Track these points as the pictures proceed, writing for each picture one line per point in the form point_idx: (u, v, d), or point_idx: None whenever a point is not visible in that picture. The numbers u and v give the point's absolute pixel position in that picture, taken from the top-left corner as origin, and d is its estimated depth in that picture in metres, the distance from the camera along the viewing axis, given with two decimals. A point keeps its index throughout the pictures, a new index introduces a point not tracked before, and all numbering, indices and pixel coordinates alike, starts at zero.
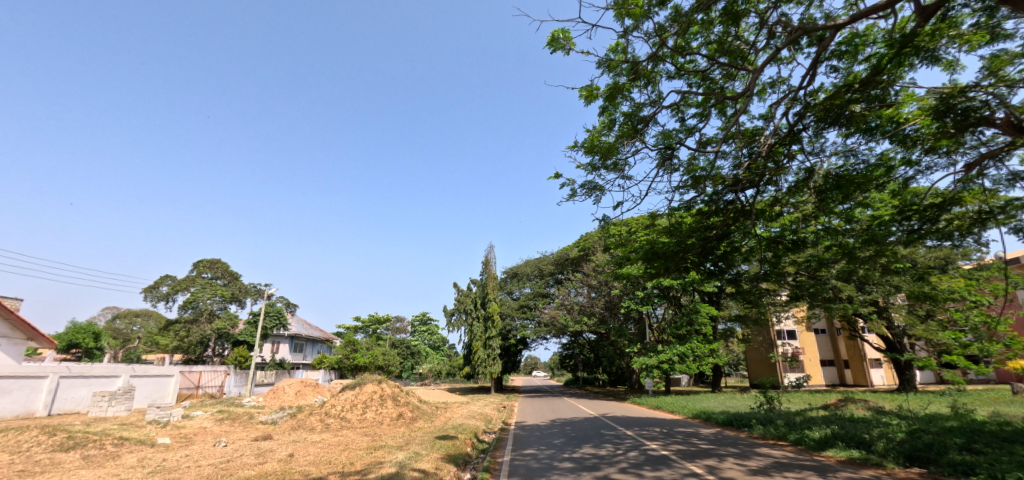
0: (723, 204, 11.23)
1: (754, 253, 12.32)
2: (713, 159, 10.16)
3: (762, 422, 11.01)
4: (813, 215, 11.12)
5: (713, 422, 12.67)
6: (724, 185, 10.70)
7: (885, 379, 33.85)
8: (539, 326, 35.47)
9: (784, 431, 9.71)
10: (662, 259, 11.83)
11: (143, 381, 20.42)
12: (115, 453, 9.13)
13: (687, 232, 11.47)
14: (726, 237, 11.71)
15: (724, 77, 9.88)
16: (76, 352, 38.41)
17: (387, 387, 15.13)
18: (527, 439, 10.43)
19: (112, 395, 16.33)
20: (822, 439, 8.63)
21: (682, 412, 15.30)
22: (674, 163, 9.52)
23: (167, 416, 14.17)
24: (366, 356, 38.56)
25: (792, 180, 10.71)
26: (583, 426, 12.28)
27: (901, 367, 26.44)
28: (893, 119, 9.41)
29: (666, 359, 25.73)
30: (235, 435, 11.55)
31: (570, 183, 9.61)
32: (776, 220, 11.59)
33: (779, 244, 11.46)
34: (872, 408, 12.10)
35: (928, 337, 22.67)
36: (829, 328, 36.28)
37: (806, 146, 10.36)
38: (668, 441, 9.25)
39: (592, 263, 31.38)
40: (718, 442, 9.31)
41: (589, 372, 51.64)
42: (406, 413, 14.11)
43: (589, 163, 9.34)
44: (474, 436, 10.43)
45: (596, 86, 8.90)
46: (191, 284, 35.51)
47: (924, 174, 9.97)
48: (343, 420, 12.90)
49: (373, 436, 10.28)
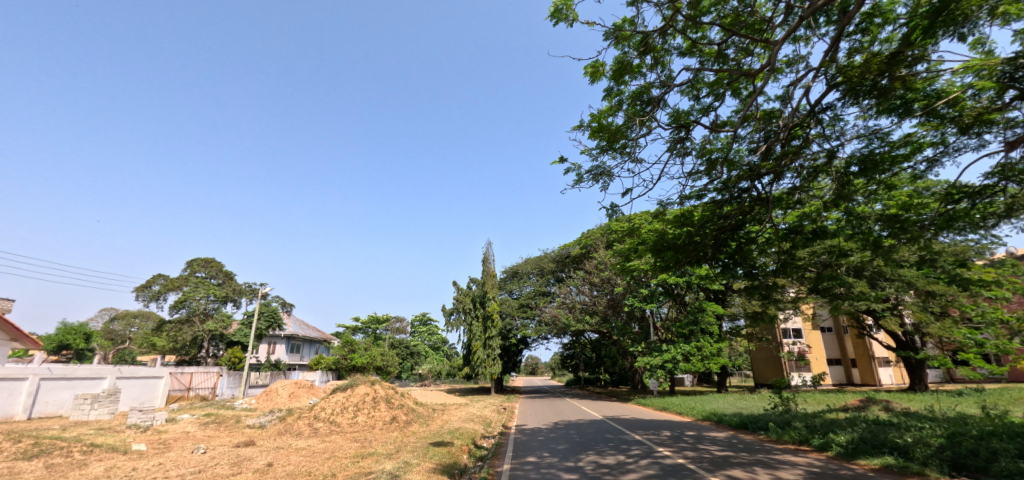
0: (737, 192, 10.53)
1: (771, 244, 11.60)
2: (728, 144, 9.53)
3: (779, 425, 10.27)
4: (836, 204, 10.40)
5: (725, 425, 11.92)
6: (739, 172, 10.03)
7: (893, 378, 33.10)
8: (540, 325, 34.79)
9: (807, 435, 8.95)
10: (673, 250, 11.17)
11: (131, 383, 19.73)
12: (82, 462, 8.43)
13: (697, 222, 10.92)
14: (740, 228, 11.05)
15: (740, 54, 9.21)
16: (68, 353, 37.75)
17: (380, 389, 14.41)
18: (528, 445, 9.69)
19: (95, 397, 15.73)
20: (851, 445, 7.90)
21: (691, 414, 14.53)
22: (687, 147, 8.85)
23: (150, 420, 13.47)
24: (364, 357, 37.90)
25: (809, 165, 10.06)
26: (586, 430, 11.52)
27: (912, 366, 25.76)
28: (923, 97, 8.70)
29: (671, 358, 25.10)
30: (218, 440, 10.85)
31: (576, 169, 8.92)
32: (793, 209, 10.94)
33: (797, 234, 10.89)
34: (897, 409, 11.35)
35: (945, 336, 21.60)
36: (835, 327, 35.48)
37: (826, 129, 9.71)
38: (680, 446, 8.54)
39: (595, 260, 30.52)
40: (734, 446, 8.63)
41: (591, 372, 50.90)
42: (400, 416, 13.40)
43: (596, 146, 8.62)
44: (472, 442, 9.69)
45: (602, 64, 8.23)
46: (183, 284, 34.78)
47: (951, 157, 9.26)
48: (333, 424, 12.21)
49: (363, 442, 9.60)
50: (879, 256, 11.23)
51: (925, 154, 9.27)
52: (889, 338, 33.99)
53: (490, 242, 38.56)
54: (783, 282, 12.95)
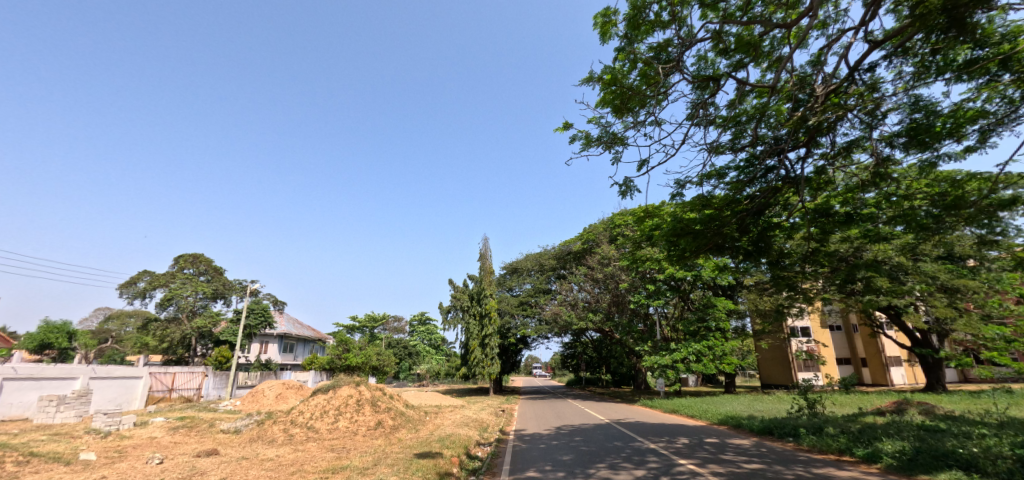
0: (762, 172, 9.38)
1: (798, 230, 10.34)
2: (752, 111, 8.39)
3: (811, 432, 9.11)
4: (875, 181, 9.01)
5: (746, 430, 10.74)
6: (764, 146, 8.91)
7: (906, 378, 32.03)
8: (540, 323, 33.31)
9: (849, 444, 7.82)
10: (691, 237, 9.94)
11: (106, 384, 18.60)
12: (12, 474, 7.30)
13: (719, 204, 9.74)
14: (765, 212, 9.79)
15: (771, 9, 8.02)
16: (51, 353, 36.66)
17: (366, 390, 13.31)
18: (528, 456, 8.51)
19: (61, 399, 14.61)
20: (905, 457, 6.80)
21: (706, 417, 13.40)
22: (710, 113, 7.73)
23: (116, 424, 12.28)
24: (359, 357, 36.72)
25: (843, 139, 8.91)
26: (593, 436, 10.38)
27: (929, 366, 24.57)
28: (985, 56, 7.49)
29: (681, 358, 23.99)
30: (180, 449, 9.72)
31: (582, 134, 7.79)
32: (823, 189, 9.78)
33: (828, 217, 9.64)
34: (940, 413, 10.17)
35: (969, 333, 20.32)
36: (845, 325, 34.28)
37: (864, 97, 8.56)
38: (704, 456, 7.36)
39: (597, 256, 29.13)
40: (767, 455, 7.55)
41: (593, 372, 49.98)
42: (387, 421, 12.25)
43: (607, 109, 7.51)
44: (463, 452, 8.52)
45: (613, 15, 7.15)
46: (170, 281, 33.61)
47: (1008, 128, 7.96)
48: (311, 430, 11.09)
49: (340, 452, 8.46)
50: (919, 242, 9.95)
51: (981, 124, 8.02)
52: (900, 336, 32.88)
53: (487, 238, 37.38)
54: (809, 272, 11.75)
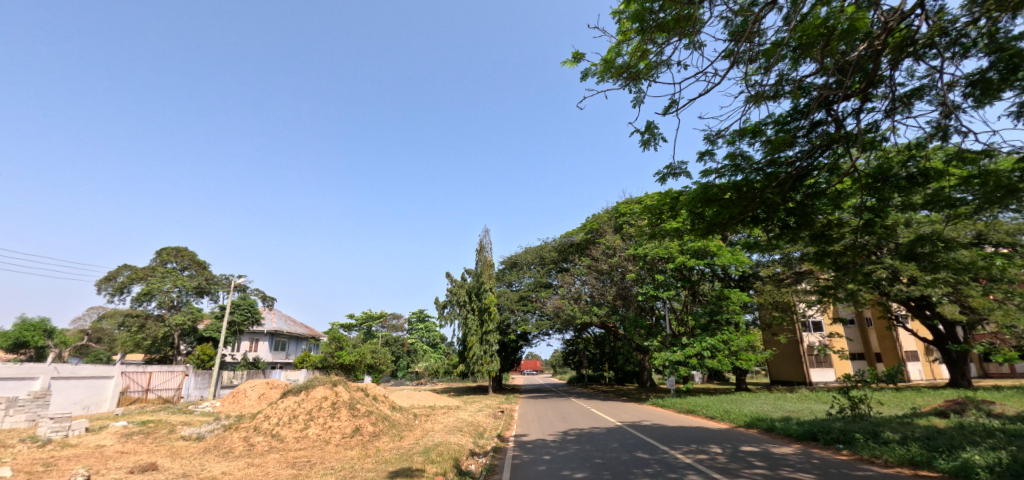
0: (807, 128, 7.83)
1: (846, 200, 8.73)
2: (796, 49, 6.91)
3: (869, 438, 7.63)
4: (943, 137, 7.46)
5: (783, 435, 9.32)
6: (814, 94, 7.37)
7: (922, 373, 30.79)
8: (541, 319, 31.95)
9: (924, 454, 6.41)
10: (721, 206, 8.35)
11: (71, 385, 17.18)
12: None
13: (755, 166, 8.22)
14: (808, 176, 8.18)
15: None
16: (27, 353, 35.30)
17: (343, 392, 11.90)
18: (532, 471, 7.07)
19: (10, 402, 13.16)
20: (1010, 473, 5.37)
21: (729, 419, 11.94)
22: (754, 44, 6.28)
23: (64, 430, 10.84)
24: (353, 355, 35.26)
25: (908, 86, 7.35)
26: (607, 444, 8.98)
27: (953, 360, 23.15)
28: None
29: (694, 353, 22.54)
30: (120, 461, 8.31)
31: (598, 68, 6.40)
32: (878, 150, 8.20)
33: (885, 181, 8.05)
34: (1008, 414, 8.76)
35: (1002, 324, 18.98)
36: (858, 318, 32.99)
37: (935, 32, 7.00)
38: (755, 474, 5.93)
39: (601, 246, 27.72)
40: (831, 471, 6.08)
41: (596, 370, 48.55)
42: (365, 427, 10.80)
43: (635, 34, 6.07)
44: (452, 467, 7.02)
45: None
46: (150, 275, 31.98)
47: None
48: (275, 438, 9.69)
49: (299, 469, 7.02)
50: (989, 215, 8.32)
51: None
52: (916, 329, 31.55)
53: (486, 230, 36.04)
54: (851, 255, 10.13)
